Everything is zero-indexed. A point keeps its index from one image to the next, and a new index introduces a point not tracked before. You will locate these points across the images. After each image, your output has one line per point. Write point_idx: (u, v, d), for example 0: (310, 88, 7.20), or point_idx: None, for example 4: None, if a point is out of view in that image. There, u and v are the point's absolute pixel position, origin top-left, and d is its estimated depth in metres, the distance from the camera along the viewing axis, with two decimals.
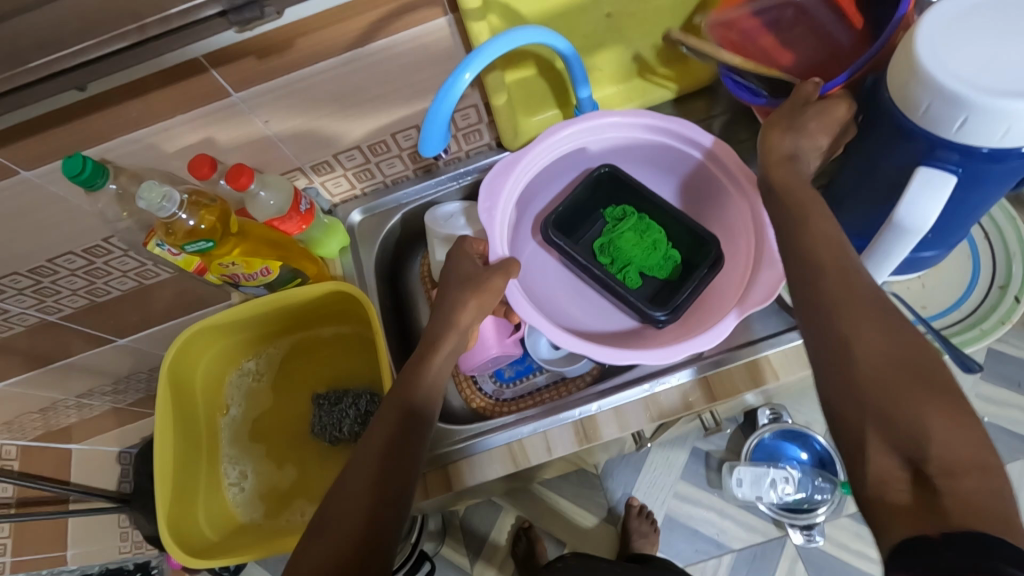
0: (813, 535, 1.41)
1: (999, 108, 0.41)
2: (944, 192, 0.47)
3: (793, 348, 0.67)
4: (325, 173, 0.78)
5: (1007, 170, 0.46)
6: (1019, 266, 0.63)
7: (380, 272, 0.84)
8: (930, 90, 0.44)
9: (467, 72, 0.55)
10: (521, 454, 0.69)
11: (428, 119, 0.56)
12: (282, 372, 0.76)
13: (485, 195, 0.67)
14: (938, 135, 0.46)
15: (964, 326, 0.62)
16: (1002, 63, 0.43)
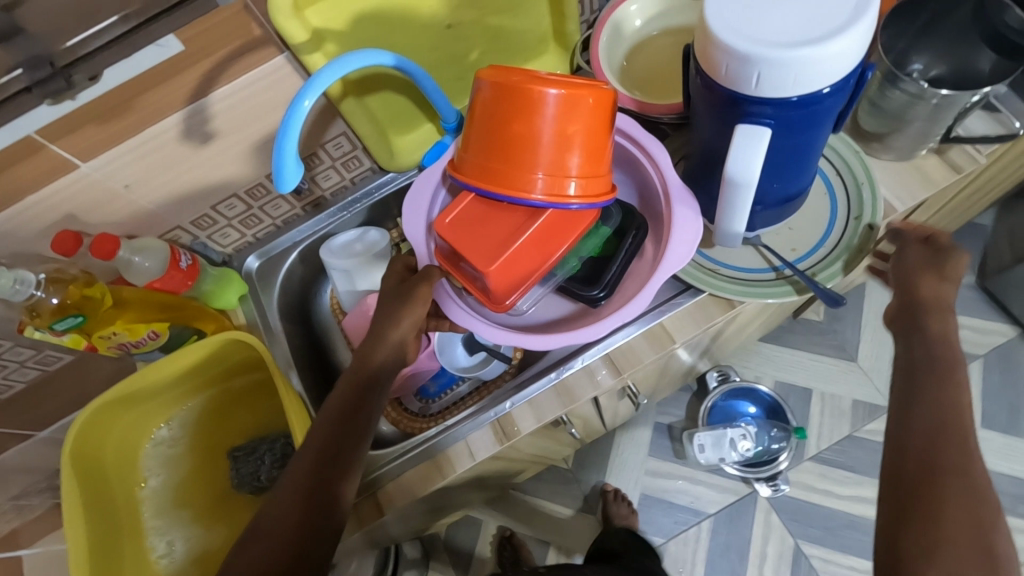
0: (778, 484, 1.45)
1: (781, 61, 0.45)
2: (761, 143, 0.50)
3: (685, 310, 0.69)
4: (208, 226, 0.78)
5: (812, 114, 0.50)
6: (867, 195, 0.67)
7: (287, 315, 0.83)
8: (723, 52, 0.47)
9: (305, 99, 0.55)
10: (446, 464, 0.69)
11: (275, 152, 0.56)
12: (197, 433, 0.73)
13: (405, 211, 0.66)
14: (744, 92, 0.49)
15: (829, 258, 0.66)
16: (782, 18, 0.46)
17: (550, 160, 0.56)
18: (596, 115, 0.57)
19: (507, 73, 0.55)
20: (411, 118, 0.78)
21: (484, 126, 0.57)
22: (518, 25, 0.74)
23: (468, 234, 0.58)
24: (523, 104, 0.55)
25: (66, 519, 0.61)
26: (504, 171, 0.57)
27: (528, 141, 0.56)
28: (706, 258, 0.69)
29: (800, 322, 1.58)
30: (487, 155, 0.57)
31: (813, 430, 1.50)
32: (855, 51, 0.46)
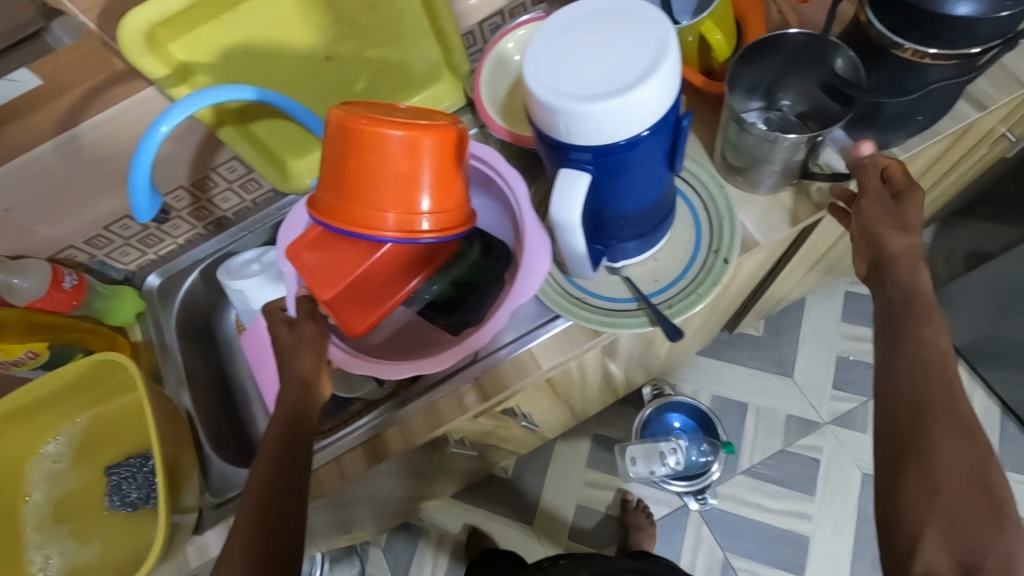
0: (706, 499, 1.47)
1: (582, 112, 0.47)
2: (579, 187, 0.53)
3: (553, 338, 0.71)
4: (105, 246, 0.79)
5: (630, 158, 0.52)
6: (727, 229, 0.70)
7: (186, 332, 0.85)
8: (535, 101, 0.49)
9: (162, 124, 0.57)
10: (318, 485, 0.72)
11: (132, 175, 0.57)
12: (83, 448, 0.75)
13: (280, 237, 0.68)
14: (559, 139, 0.51)
15: (686, 291, 0.68)
16: (584, 70, 0.48)
17: (397, 196, 0.58)
18: (442, 153, 0.58)
19: (349, 116, 0.56)
20: (305, 142, 0.79)
21: (333, 167, 0.58)
22: (402, 55, 0.76)
23: (319, 265, 0.61)
24: (366, 144, 0.56)
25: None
26: (353, 208, 0.58)
27: (374, 178, 0.57)
28: (574, 287, 0.71)
29: (739, 336, 1.60)
30: (336, 192, 0.58)
31: (746, 444, 1.52)
32: (654, 102, 0.48)
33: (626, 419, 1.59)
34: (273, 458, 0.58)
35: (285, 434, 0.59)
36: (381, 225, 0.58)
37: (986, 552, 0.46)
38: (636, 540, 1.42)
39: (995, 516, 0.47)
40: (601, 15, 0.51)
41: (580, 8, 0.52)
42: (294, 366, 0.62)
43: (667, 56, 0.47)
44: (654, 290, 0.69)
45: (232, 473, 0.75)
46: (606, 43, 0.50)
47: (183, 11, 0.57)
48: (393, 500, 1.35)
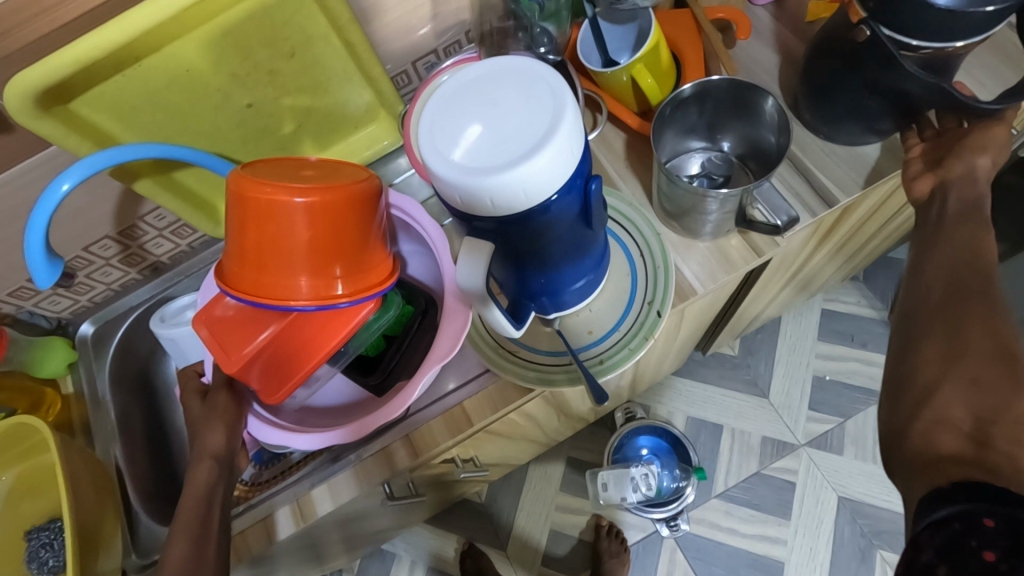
0: (678, 524, 1.45)
1: (475, 186, 0.45)
2: (484, 257, 0.50)
3: (485, 392, 0.70)
4: (33, 296, 0.77)
5: (537, 226, 0.50)
6: (661, 280, 0.68)
7: (121, 381, 0.83)
8: (430, 172, 0.47)
9: (62, 183, 0.54)
10: (246, 546, 0.71)
11: (28, 238, 0.54)
12: (8, 507, 0.73)
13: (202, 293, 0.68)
14: (460, 209, 0.48)
15: (619, 345, 0.66)
16: (477, 141, 0.46)
17: (305, 263, 0.54)
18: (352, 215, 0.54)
19: (248, 182, 0.52)
20: None
21: (236, 234, 0.54)
22: (329, 99, 0.74)
23: (232, 336, 0.58)
24: (266, 212, 0.52)
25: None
26: (257, 279, 0.54)
27: (276, 248, 0.53)
28: (508, 339, 0.69)
29: (712, 356, 1.58)
30: (238, 262, 0.55)
31: (720, 467, 1.50)
32: (550, 171, 0.45)
33: (599, 441, 1.57)
34: (190, 535, 0.55)
35: (204, 511, 0.57)
36: (293, 294, 0.54)
37: (1004, 410, 0.44)
38: (607, 567, 1.40)
39: (1014, 378, 0.45)
40: (501, 80, 0.49)
41: (476, 73, 0.50)
42: (205, 442, 0.60)
43: (561, 126, 0.45)
44: (588, 342, 0.67)
45: (160, 533, 0.75)
46: (505, 110, 0.48)
47: (78, 72, 0.55)
48: (360, 531, 1.34)
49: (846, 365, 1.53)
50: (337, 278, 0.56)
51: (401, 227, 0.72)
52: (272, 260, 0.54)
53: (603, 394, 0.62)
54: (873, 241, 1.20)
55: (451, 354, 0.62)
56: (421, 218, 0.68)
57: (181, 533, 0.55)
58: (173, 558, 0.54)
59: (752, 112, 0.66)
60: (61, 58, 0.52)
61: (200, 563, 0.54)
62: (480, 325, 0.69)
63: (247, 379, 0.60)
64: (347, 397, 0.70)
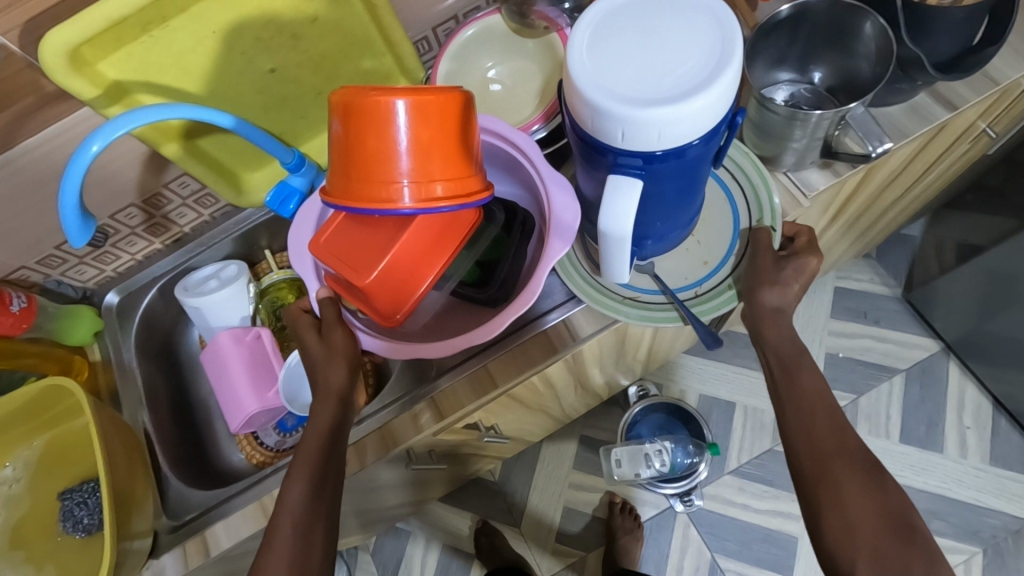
0: (692, 499, 1.46)
1: (643, 116, 0.43)
2: (634, 195, 0.48)
3: (527, 345, 0.70)
4: (59, 265, 0.78)
5: (682, 162, 0.48)
6: (764, 196, 0.68)
7: (147, 348, 0.84)
8: (589, 107, 0.45)
9: (88, 146, 0.54)
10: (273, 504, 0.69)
11: (60, 202, 0.55)
12: (37, 473, 0.74)
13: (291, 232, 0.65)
14: (611, 145, 0.47)
15: (739, 267, 0.66)
16: (638, 73, 0.45)
17: (411, 165, 0.55)
18: (451, 114, 0.56)
19: (352, 92, 0.54)
20: (254, 154, 0.78)
21: (343, 152, 0.57)
22: (352, 66, 0.75)
23: (346, 253, 0.59)
24: (371, 118, 0.54)
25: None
26: (364, 187, 0.55)
27: (384, 151, 0.55)
28: (626, 288, 0.67)
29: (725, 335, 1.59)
30: (345, 173, 0.56)
31: (733, 444, 1.51)
32: (719, 104, 0.45)
33: (611, 420, 1.58)
34: (306, 477, 0.59)
35: (326, 449, 0.60)
36: (399, 197, 0.55)
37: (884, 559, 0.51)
38: (621, 542, 1.41)
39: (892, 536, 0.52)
40: (646, 15, 0.48)
41: (617, 6, 0.49)
42: (330, 381, 0.62)
43: (730, 59, 0.45)
44: (708, 273, 0.66)
45: (189, 494, 0.75)
46: (661, 44, 0.47)
47: (109, 31, 0.56)
48: (378, 508, 1.35)
49: (859, 342, 1.48)
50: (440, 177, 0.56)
51: (491, 156, 0.70)
52: (382, 169, 0.55)
53: (716, 339, 0.64)
54: (886, 218, 1.19)
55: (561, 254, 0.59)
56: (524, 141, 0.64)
57: (297, 472, 0.59)
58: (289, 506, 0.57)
59: (850, 34, 0.65)
60: (93, 15, 0.53)
61: (317, 503, 0.58)
62: (594, 280, 0.68)
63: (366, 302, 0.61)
64: (453, 317, 0.69)
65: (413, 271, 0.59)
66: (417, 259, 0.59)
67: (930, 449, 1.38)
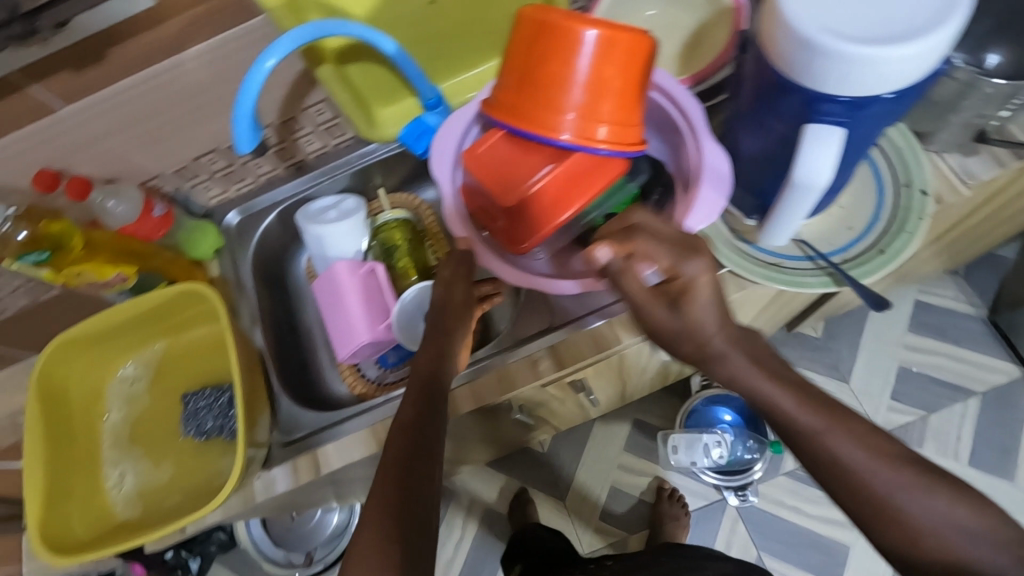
0: (747, 495, 1.44)
1: (869, 56, 0.41)
2: (830, 146, 0.47)
3: None
4: (192, 178, 0.80)
5: (881, 112, 0.46)
6: (912, 162, 0.66)
7: (260, 272, 0.85)
8: (803, 46, 0.43)
9: (267, 59, 0.57)
10: (385, 434, 0.70)
11: (236, 110, 0.58)
12: (159, 374, 0.77)
13: (434, 153, 0.67)
14: (816, 88, 0.45)
15: (892, 231, 0.64)
16: (859, 9, 0.43)
17: (582, 97, 0.56)
18: (639, 58, 0.56)
19: (546, 14, 0.55)
20: (391, 88, 0.79)
21: (519, 70, 0.57)
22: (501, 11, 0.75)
23: (493, 170, 0.59)
24: (556, 41, 0.54)
25: (22, 446, 0.65)
26: (533, 109, 0.57)
27: (560, 76, 0.55)
28: (767, 253, 0.66)
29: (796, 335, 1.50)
30: (515, 91, 0.58)
31: None
32: (947, 46, 0.42)
33: (667, 407, 1.57)
34: (405, 423, 0.55)
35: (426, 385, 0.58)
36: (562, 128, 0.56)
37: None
38: (667, 528, 1.40)
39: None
40: None
41: None
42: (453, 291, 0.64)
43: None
44: (854, 239, 0.65)
45: (300, 416, 0.77)
46: None
47: None
48: None
49: (935, 359, 1.43)
50: (606, 116, 0.57)
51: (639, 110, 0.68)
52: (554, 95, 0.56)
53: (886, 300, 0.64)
54: (992, 231, 1.15)
55: (707, 220, 0.59)
56: (684, 94, 0.63)
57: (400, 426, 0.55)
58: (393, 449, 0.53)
59: None
60: None
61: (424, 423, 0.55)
62: (736, 244, 0.66)
63: (501, 221, 0.62)
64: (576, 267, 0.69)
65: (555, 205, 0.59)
66: (562, 194, 0.59)
67: (999, 476, 1.34)
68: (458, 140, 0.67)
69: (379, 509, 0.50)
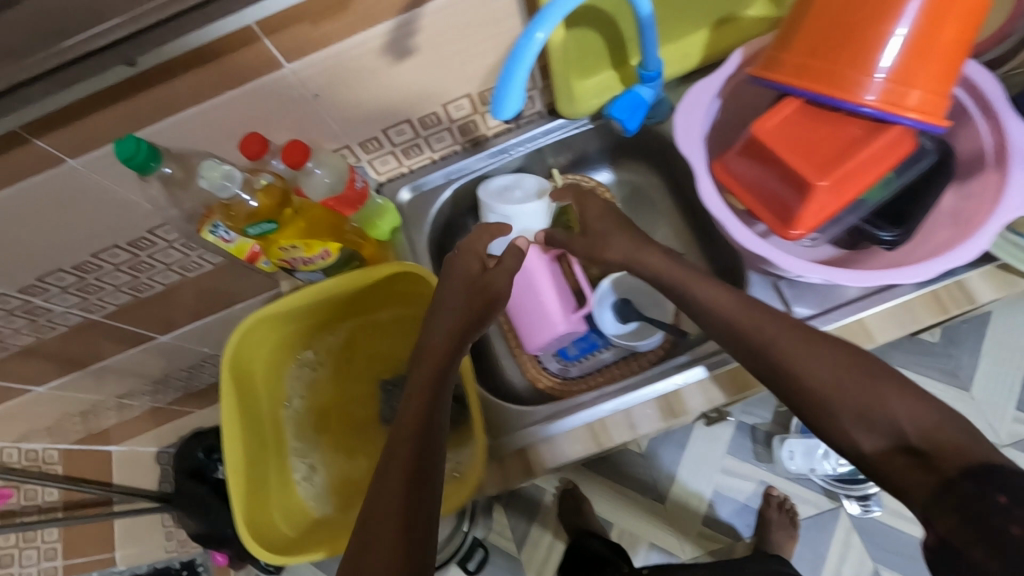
0: (869, 506, 1.25)
1: None
2: None
3: (903, 304, 0.63)
4: (374, 150, 0.74)
5: None
6: None
7: (433, 253, 0.81)
8: None
9: (540, 31, 0.50)
10: (603, 432, 0.66)
11: (501, 76, 0.51)
12: (339, 361, 0.73)
13: (679, 123, 0.61)
14: None
15: None
16: None
17: (900, 59, 0.50)
18: (972, 18, 0.49)
19: None
20: (596, 57, 0.73)
21: (818, 29, 0.52)
22: None
23: (783, 139, 0.52)
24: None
25: (223, 440, 0.61)
26: (836, 71, 0.51)
27: (877, 33, 0.49)
28: None
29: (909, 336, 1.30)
30: (811, 51, 0.52)
31: None
32: None
33: None
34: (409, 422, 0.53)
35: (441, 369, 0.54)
36: (868, 92, 0.50)
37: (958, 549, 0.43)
38: (776, 538, 1.19)
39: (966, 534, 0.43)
40: None
41: None
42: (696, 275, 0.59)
43: None
44: None
45: None
46: None
47: None
48: None
49: None
50: (922, 83, 0.50)
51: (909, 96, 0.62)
52: (867, 54, 0.50)
53: None
54: None
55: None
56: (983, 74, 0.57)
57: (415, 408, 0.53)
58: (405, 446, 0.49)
59: None
60: None
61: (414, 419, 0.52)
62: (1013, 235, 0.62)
63: (788, 201, 0.54)
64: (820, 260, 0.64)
65: (853, 182, 0.52)
66: (862, 171, 0.52)
67: None
68: (705, 113, 0.62)
69: (388, 499, 0.48)
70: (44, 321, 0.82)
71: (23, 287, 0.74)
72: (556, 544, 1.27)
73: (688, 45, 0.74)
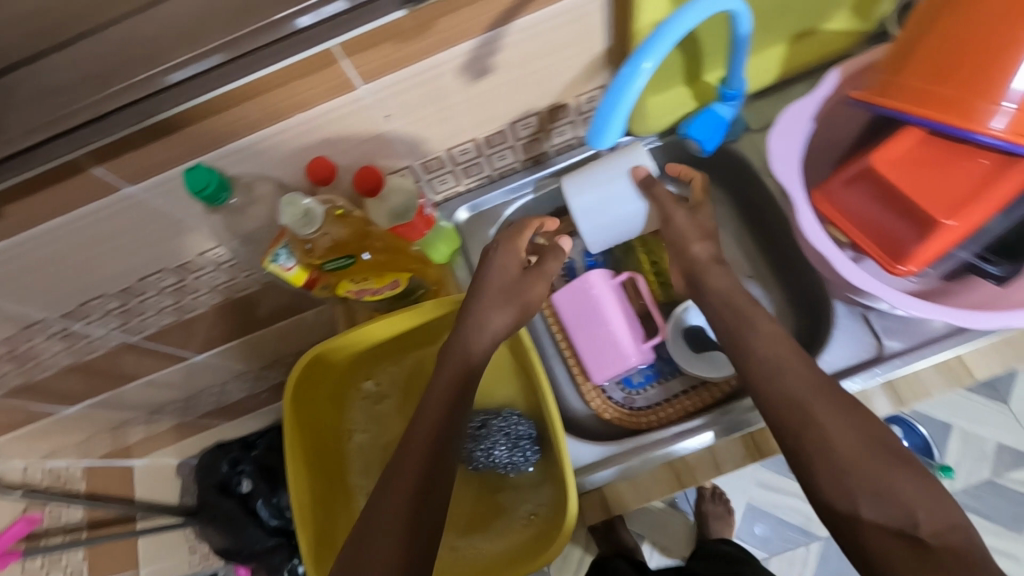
0: None
1: None
2: None
3: (1003, 340, 0.60)
4: (436, 170, 0.70)
5: None
6: None
7: None
8: None
9: (647, 61, 0.47)
10: (686, 471, 0.63)
11: (600, 109, 0.49)
12: (406, 393, 0.70)
13: (775, 147, 0.58)
14: None
15: None
16: None
17: None
18: None
19: None
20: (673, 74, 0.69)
21: (943, 52, 0.48)
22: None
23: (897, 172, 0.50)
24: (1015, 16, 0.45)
25: (291, 488, 0.58)
26: (961, 98, 0.47)
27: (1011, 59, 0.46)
28: None
29: None
30: (934, 76, 0.49)
31: None
32: None
33: None
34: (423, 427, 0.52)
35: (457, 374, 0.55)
36: (996, 122, 0.46)
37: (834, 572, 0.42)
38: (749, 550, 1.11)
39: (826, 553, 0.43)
40: None
41: None
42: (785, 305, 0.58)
43: None
44: None
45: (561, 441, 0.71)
46: None
47: None
48: None
49: None
50: None
51: None
52: (997, 81, 0.46)
53: None
54: None
55: None
56: None
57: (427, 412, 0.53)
58: (404, 476, 0.49)
59: None
60: None
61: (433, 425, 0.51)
62: None
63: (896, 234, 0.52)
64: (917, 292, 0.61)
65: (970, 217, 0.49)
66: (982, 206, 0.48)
67: None
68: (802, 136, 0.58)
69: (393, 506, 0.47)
70: (82, 345, 0.77)
71: (64, 313, 0.70)
72: (585, 557, 1.16)
73: (767, 61, 0.70)
